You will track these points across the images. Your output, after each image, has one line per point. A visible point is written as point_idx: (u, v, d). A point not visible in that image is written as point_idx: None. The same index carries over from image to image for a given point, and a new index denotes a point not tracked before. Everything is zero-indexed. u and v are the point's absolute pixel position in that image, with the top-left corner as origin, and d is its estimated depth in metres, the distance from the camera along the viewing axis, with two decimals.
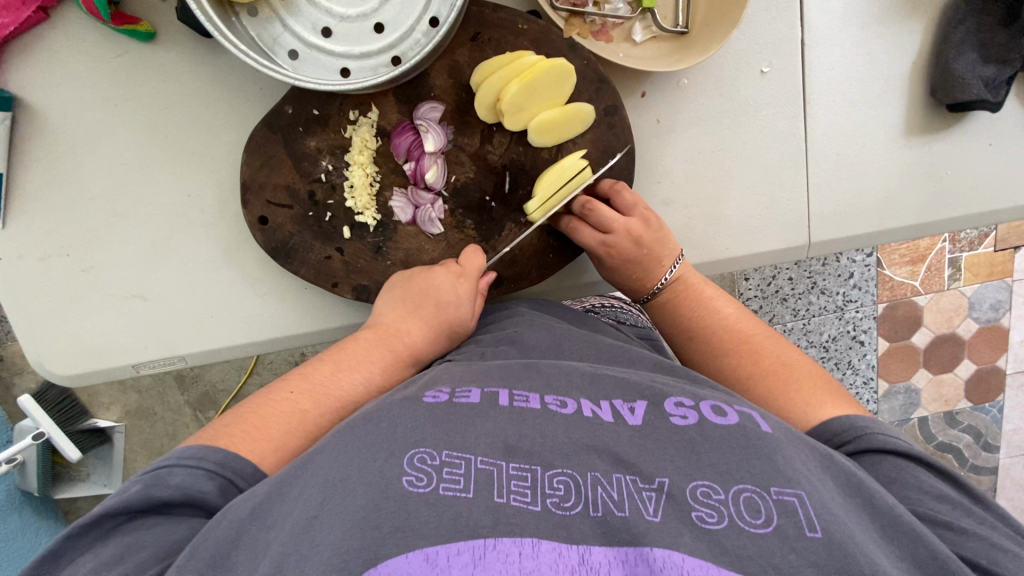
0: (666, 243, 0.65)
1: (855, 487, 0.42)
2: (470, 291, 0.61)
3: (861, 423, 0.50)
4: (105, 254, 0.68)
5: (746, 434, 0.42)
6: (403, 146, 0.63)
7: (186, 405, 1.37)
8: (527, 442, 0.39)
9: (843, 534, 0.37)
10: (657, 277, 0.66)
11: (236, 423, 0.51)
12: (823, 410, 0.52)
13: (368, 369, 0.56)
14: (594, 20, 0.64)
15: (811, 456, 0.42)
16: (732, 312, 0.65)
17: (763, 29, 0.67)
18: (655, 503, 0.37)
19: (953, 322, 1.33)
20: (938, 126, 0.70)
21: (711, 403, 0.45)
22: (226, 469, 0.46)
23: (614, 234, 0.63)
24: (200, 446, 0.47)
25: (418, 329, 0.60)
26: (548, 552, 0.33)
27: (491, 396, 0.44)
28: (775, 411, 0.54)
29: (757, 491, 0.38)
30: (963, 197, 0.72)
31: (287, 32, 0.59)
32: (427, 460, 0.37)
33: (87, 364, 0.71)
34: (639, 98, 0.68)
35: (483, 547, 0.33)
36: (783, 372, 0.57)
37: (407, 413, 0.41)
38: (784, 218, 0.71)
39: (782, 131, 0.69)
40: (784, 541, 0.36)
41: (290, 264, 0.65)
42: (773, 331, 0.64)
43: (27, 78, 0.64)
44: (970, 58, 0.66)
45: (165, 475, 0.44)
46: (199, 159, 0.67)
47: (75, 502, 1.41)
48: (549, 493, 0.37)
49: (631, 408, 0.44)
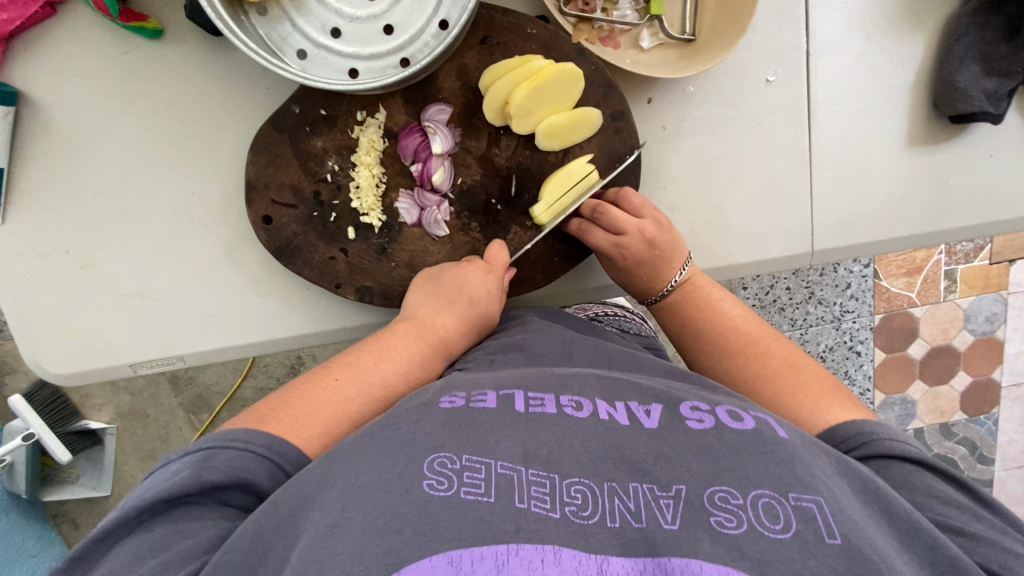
0: (677, 245, 0.65)
1: (872, 493, 0.41)
2: (499, 286, 0.62)
3: (875, 429, 0.49)
4: (106, 251, 0.68)
5: (763, 438, 0.41)
6: (410, 147, 0.63)
7: (179, 407, 1.35)
8: (546, 448, 0.39)
9: (863, 541, 0.36)
10: (667, 279, 0.66)
11: (281, 409, 0.51)
12: (831, 413, 0.52)
13: (407, 360, 0.57)
14: (602, 26, 0.65)
15: (828, 461, 0.42)
16: (738, 313, 0.65)
17: (768, 38, 0.67)
18: (673, 511, 0.37)
19: (950, 334, 1.34)
20: (939, 137, 0.71)
21: (725, 407, 0.45)
22: (274, 451, 0.46)
23: (627, 234, 0.63)
24: (247, 430, 0.47)
25: (451, 323, 0.60)
26: (570, 560, 0.33)
27: (506, 401, 0.43)
28: (781, 411, 0.54)
29: (775, 496, 0.37)
30: (964, 207, 0.72)
31: (296, 32, 0.59)
32: (447, 464, 0.37)
33: (85, 363, 0.70)
34: (644, 104, 0.68)
35: (506, 552, 0.33)
36: (791, 374, 0.57)
37: (427, 420, 0.40)
38: (787, 225, 0.71)
39: (786, 140, 0.69)
40: (803, 547, 0.35)
41: (293, 264, 0.65)
42: (780, 334, 0.64)
43: (33, 73, 0.63)
44: (972, 70, 0.66)
45: (214, 455, 0.44)
46: (204, 158, 0.67)
47: (63, 505, 1.38)
48: (568, 501, 0.36)
49: (647, 412, 0.44)
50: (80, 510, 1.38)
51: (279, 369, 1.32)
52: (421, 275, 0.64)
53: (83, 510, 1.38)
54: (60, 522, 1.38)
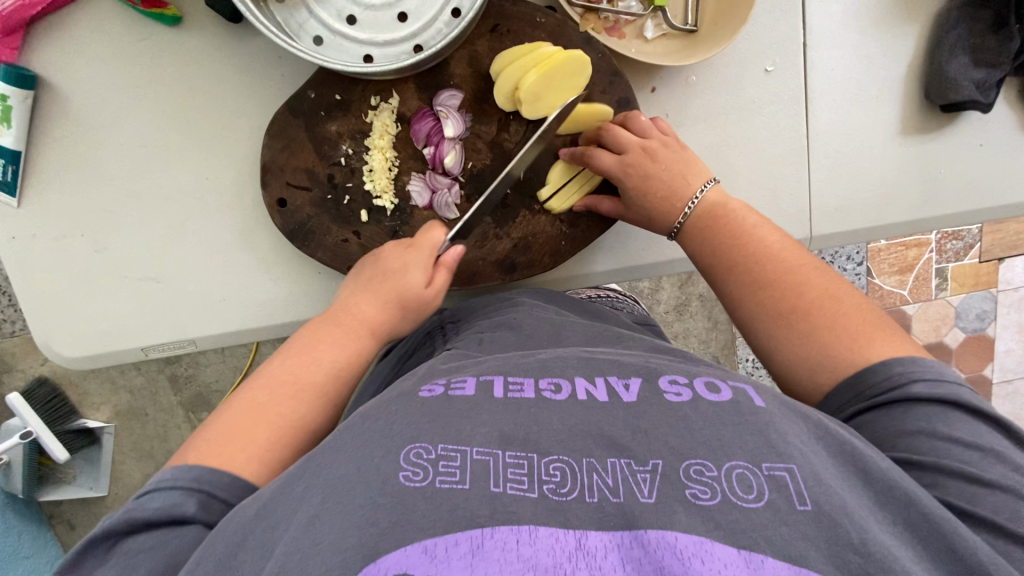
0: (693, 163, 0.64)
1: (848, 456, 0.41)
2: (421, 259, 0.60)
3: (911, 369, 0.48)
4: (122, 235, 0.69)
5: (739, 409, 0.41)
6: (423, 131, 0.65)
7: (178, 406, 1.35)
8: (522, 431, 0.39)
9: (833, 505, 0.36)
10: (686, 197, 0.63)
11: (210, 432, 0.49)
12: (871, 349, 0.50)
13: (324, 347, 0.55)
14: (607, 17, 0.67)
15: (805, 428, 0.42)
16: (774, 241, 0.59)
17: (766, 32, 0.70)
18: (650, 485, 0.37)
19: (941, 331, 1.37)
20: (932, 125, 0.73)
21: (703, 379, 0.45)
22: (204, 484, 0.44)
23: (630, 152, 0.64)
24: (178, 469, 0.45)
25: (371, 303, 0.58)
26: (546, 538, 0.33)
27: (485, 387, 0.44)
28: (814, 350, 0.52)
29: (748, 467, 0.37)
30: (954, 195, 0.75)
31: (312, 18, 0.60)
32: (423, 454, 0.37)
33: (97, 346, 0.71)
34: (649, 93, 0.71)
35: (481, 537, 0.33)
36: (834, 307, 0.53)
37: (398, 410, 0.41)
38: (786, 212, 0.73)
39: (785, 128, 0.72)
40: (775, 514, 0.36)
41: (307, 246, 0.66)
42: (821, 263, 0.58)
43: (53, 58, 0.65)
44: (962, 61, 0.69)
45: (146, 500, 0.43)
46: (220, 143, 0.68)
47: (60, 506, 1.37)
48: (545, 479, 0.37)
49: (625, 385, 0.44)
50: (77, 511, 1.36)
51: None
52: (355, 269, 0.63)
53: (79, 511, 1.37)
54: (56, 523, 1.36)
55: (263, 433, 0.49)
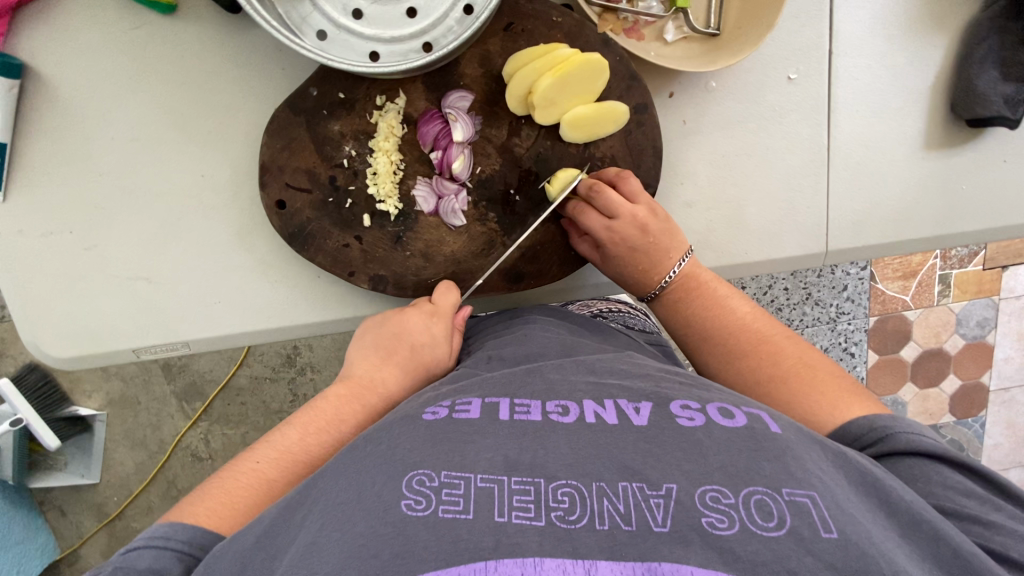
0: (675, 235, 0.62)
1: (871, 486, 0.39)
2: (444, 329, 0.60)
3: (891, 422, 0.46)
4: (111, 233, 0.66)
5: (754, 435, 0.39)
6: (430, 134, 0.62)
7: (171, 396, 1.31)
8: (528, 454, 0.37)
9: (861, 535, 0.34)
10: (665, 270, 0.62)
11: (201, 502, 0.48)
12: (843, 411, 0.49)
13: (340, 426, 0.54)
14: (627, 17, 0.64)
15: (823, 456, 0.40)
16: (747, 312, 0.61)
17: (791, 36, 0.67)
18: (664, 512, 0.34)
19: (941, 337, 1.36)
20: (955, 137, 0.71)
21: (716, 405, 0.43)
22: (196, 546, 0.43)
23: (619, 219, 0.61)
24: (169, 524, 0.44)
25: (392, 377, 0.57)
26: (553, 570, 0.30)
27: (490, 410, 0.41)
28: (792, 413, 0.51)
29: (768, 492, 0.35)
30: (974, 209, 0.72)
31: (317, 12, 0.57)
32: (425, 482, 0.35)
33: (87, 348, 0.69)
34: (666, 98, 0.68)
35: (484, 570, 0.30)
36: (805, 373, 0.53)
37: (403, 435, 0.39)
38: (803, 223, 0.71)
39: (806, 135, 0.69)
40: (799, 543, 0.33)
41: (306, 250, 0.64)
42: (792, 331, 0.59)
43: (40, 46, 0.61)
44: (990, 74, 0.67)
45: (133, 558, 0.41)
46: (216, 141, 0.65)
47: (50, 493, 1.34)
48: (553, 507, 0.34)
49: (636, 408, 0.42)
50: (68, 498, 1.34)
51: (275, 359, 1.29)
52: (365, 326, 0.63)
53: (70, 498, 1.35)
54: (46, 509, 1.34)
55: (254, 499, 0.49)
